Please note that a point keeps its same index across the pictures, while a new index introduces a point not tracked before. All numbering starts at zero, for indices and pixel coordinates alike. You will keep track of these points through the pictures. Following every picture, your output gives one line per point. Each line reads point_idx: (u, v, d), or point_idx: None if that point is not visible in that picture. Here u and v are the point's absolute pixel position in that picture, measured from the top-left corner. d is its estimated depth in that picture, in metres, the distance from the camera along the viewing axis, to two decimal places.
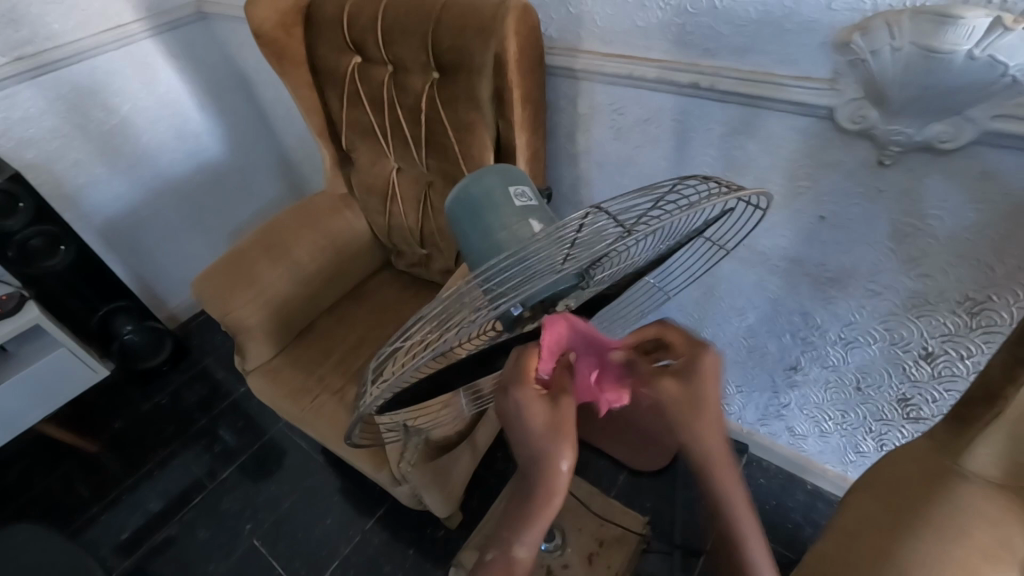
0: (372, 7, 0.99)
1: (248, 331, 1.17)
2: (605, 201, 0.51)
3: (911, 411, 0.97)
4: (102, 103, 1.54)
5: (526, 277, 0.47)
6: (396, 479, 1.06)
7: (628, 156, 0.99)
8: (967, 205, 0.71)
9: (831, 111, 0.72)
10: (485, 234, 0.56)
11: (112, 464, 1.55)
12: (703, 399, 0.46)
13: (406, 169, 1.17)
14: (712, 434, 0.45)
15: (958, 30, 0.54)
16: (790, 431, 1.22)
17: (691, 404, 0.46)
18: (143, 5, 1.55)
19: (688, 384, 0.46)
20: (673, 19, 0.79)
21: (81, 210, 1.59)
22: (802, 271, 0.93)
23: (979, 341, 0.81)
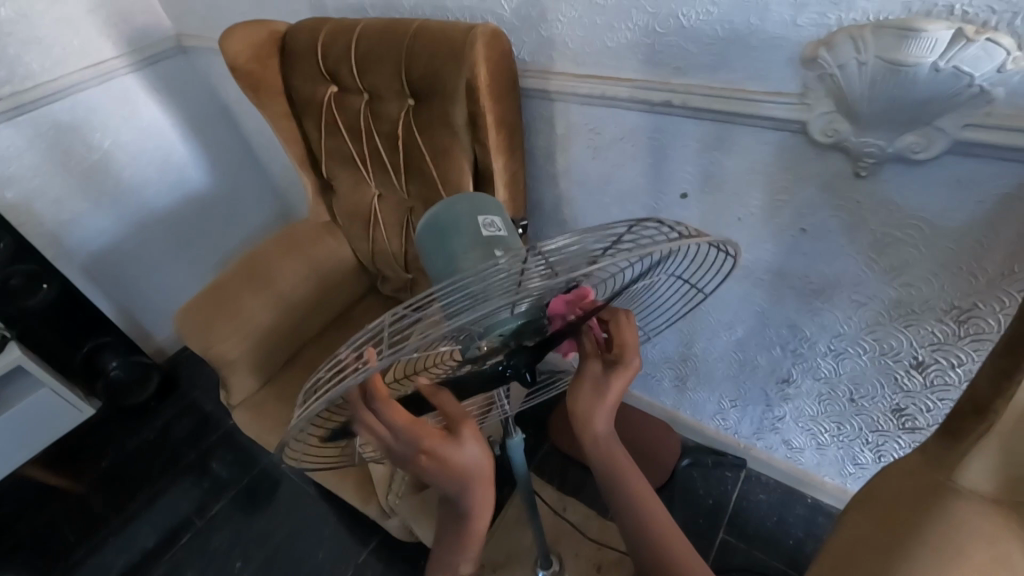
0: (344, 37, 0.99)
1: (231, 365, 1.16)
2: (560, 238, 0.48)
3: (907, 421, 0.96)
4: (83, 139, 1.54)
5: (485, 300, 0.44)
6: (385, 511, 1.04)
7: (607, 174, 0.99)
8: (945, 213, 0.70)
9: (804, 124, 0.72)
10: (450, 264, 0.55)
11: (99, 505, 1.52)
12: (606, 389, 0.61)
13: (386, 195, 1.16)
14: (600, 412, 0.63)
15: (921, 42, 0.55)
16: (787, 444, 1.20)
17: (603, 387, 0.61)
18: (123, 41, 1.56)
19: (608, 372, 0.61)
20: (641, 39, 0.79)
21: (65, 247, 1.58)
22: (785, 283, 0.92)
23: (969, 349, 0.80)
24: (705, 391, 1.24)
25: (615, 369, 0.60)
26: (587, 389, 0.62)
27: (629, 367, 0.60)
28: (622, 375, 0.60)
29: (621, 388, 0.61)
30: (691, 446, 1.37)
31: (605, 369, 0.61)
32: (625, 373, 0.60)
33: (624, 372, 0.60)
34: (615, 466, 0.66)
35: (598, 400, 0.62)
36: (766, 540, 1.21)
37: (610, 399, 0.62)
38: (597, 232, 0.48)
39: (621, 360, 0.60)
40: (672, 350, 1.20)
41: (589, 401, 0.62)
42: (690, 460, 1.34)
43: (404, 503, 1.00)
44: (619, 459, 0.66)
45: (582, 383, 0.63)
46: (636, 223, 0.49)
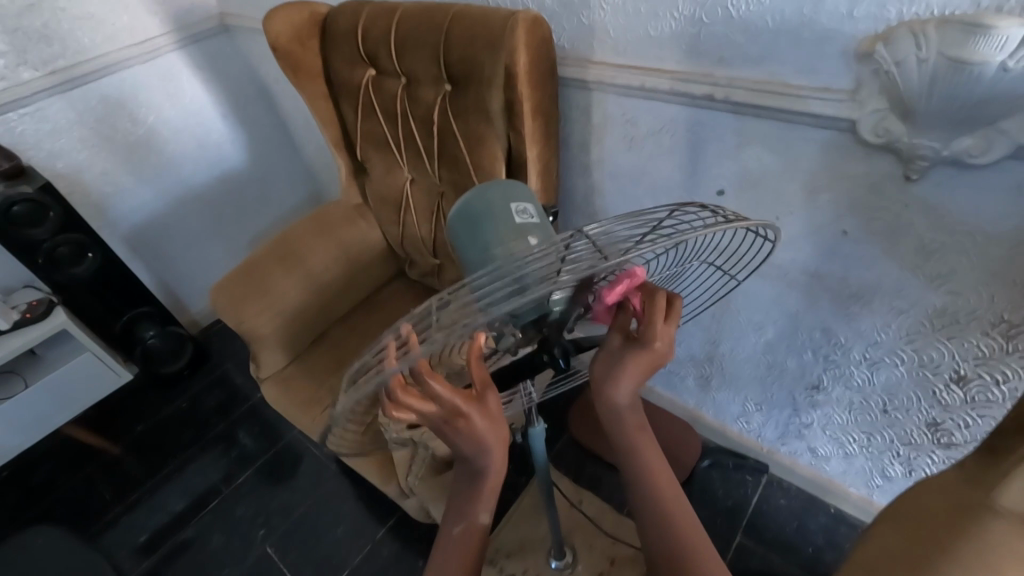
0: (384, 20, 0.99)
1: (262, 340, 1.19)
2: (597, 225, 0.47)
3: (942, 436, 0.92)
4: (129, 114, 1.59)
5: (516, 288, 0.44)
6: (404, 491, 1.06)
7: (642, 167, 0.98)
8: (1001, 221, 0.67)
9: (854, 123, 0.69)
10: (482, 253, 0.54)
11: (133, 467, 1.59)
12: (623, 360, 0.57)
13: (418, 180, 1.16)
14: (620, 383, 0.58)
15: (990, 40, 0.51)
16: (812, 452, 1.17)
17: (621, 358, 0.57)
18: (170, 19, 1.60)
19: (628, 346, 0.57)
20: (685, 29, 0.77)
21: (109, 217, 1.65)
22: (821, 287, 0.89)
23: (1016, 366, 0.77)
24: (730, 393, 1.22)
25: (635, 348, 0.56)
26: (605, 362, 0.59)
27: (653, 350, 0.55)
28: (642, 355, 0.56)
29: (641, 368, 0.57)
30: (712, 447, 1.35)
31: (625, 346, 0.57)
32: (647, 355, 0.56)
33: (646, 354, 0.56)
34: (631, 439, 0.63)
35: (612, 377, 0.58)
36: (784, 546, 1.20)
37: (630, 370, 0.57)
38: (633, 218, 0.48)
39: (643, 337, 0.55)
40: (698, 349, 1.19)
41: (608, 368, 0.59)
42: (711, 461, 1.32)
43: (422, 486, 1.02)
44: (636, 433, 0.63)
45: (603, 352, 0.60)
46: (676, 207, 0.48)
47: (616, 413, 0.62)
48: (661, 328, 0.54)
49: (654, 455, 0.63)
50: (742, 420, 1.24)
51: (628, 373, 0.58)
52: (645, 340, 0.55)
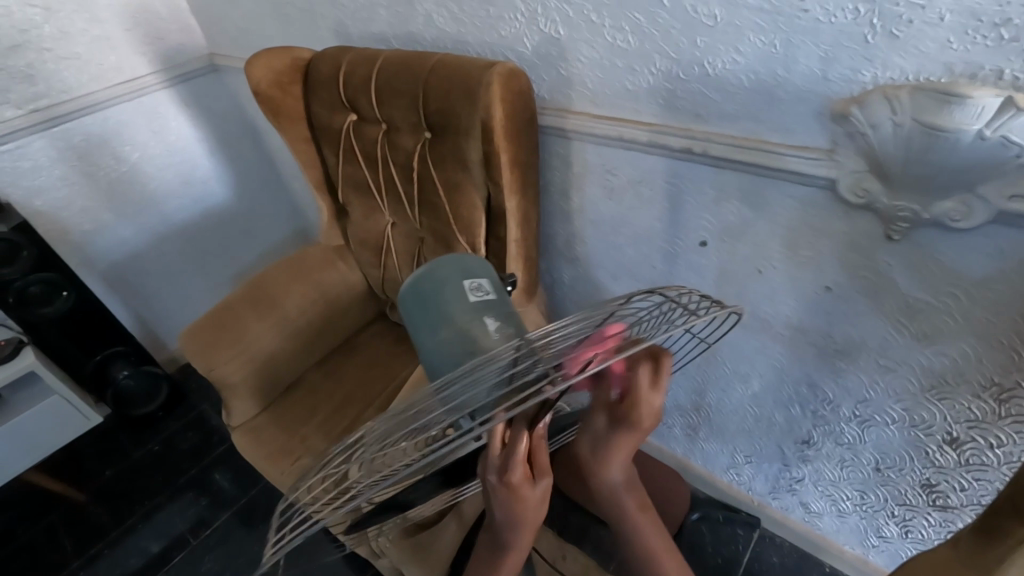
0: (363, 68, 0.99)
1: (232, 387, 1.15)
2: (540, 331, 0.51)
3: (937, 498, 0.89)
4: (112, 151, 1.58)
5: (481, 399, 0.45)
6: (376, 552, 1.00)
7: (623, 216, 0.96)
8: (986, 283, 0.65)
9: (832, 181, 0.67)
10: (434, 331, 0.56)
11: (99, 515, 1.51)
12: (614, 442, 0.58)
13: (399, 225, 1.15)
14: (609, 462, 0.61)
15: (966, 110, 0.51)
16: (804, 507, 1.13)
17: (609, 438, 0.58)
18: (158, 59, 1.60)
19: (613, 425, 0.57)
20: (662, 84, 0.76)
21: (87, 254, 1.61)
22: (807, 341, 0.87)
23: (1010, 431, 0.74)
24: (719, 444, 1.18)
25: (623, 428, 0.56)
26: (593, 439, 0.60)
27: (639, 428, 0.56)
28: (632, 433, 0.57)
29: (629, 444, 0.58)
30: (701, 499, 1.30)
31: (613, 425, 0.57)
32: (635, 433, 0.56)
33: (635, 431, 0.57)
34: (628, 511, 0.66)
35: (602, 455, 0.60)
36: None
37: (620, 449, 0.59)
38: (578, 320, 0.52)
39: (628, 419, 0.55)
40: (685, 398, 1.15)
41: (598, 450, 0.60)
42: (700, 513, 1.27)
43: (393, 546, 0.96)
44: (630, 507, 0.66)
45: (591, 432, 0.60)
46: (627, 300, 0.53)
47: (611, 491, 0.64)
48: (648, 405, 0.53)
49: (648, 521, 0.68)
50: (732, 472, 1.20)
51: (617, 454, 0.59)
52: (630, 420, 0.55)
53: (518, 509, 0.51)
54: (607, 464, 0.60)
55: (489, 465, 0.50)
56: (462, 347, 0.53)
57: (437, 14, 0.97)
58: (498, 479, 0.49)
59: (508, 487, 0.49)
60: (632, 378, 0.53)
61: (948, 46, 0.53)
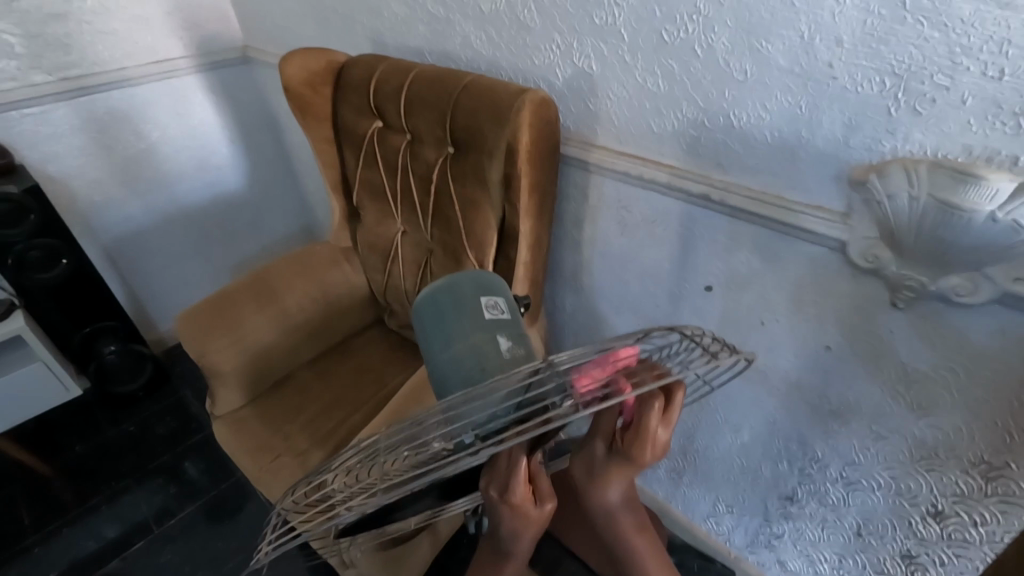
0: (397, 78, 1.01)
1: (222, 375, 1.14)
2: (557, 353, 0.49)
3: (916, 570, 0.88)
4: (134, 128, 1.59)
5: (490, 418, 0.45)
6: (344, 562, 0.97)
7: (633, 252, 0.97)
8: (985, 360, 0.66)
9: (843, 244, 0.69)
10: (446, 344, 0.56)
11: (63, 490, 1.48)
12: (607, 473, 0.58)
13: (410, 234, 1.15)
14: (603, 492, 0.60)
15: (981, 190, 0.53)
16: (781, 565, 1.11)
17: (602, 471, 0.58)
18: (192, 45, 1.63)
19: (611, 455, 0.57)
20: (687, 130, 0.78)
21: (93, 226, 1.61)
22: (802, 398, 0.87)
23: (995, 510, 0.74)
24: (701, 490, 1.18)
25: (623, 462, 0.56)
26: (590, 467, 0.60)
27: (635, 462, 0.55)
28: (629, 467, 0.57)
29: (625, 475, 0.58)
30: (678, 545, 1.28)
31: (611, 454, 0.57)
32: (632, 468, 0.56)
33: (632, 464, 0.56)
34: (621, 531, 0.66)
35: (595, 483, 0.59)
36: None
37: (616, 480, 0.58)
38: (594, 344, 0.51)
39: (628, 452, 0.55)
40: (673, 441, 1.15)
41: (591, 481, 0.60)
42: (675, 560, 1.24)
43: (364, 557, 0.92)
44: (625, 528, 0.66)
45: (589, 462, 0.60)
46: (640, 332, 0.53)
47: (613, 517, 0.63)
48: (646, 444, 0.54)
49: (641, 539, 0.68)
50: (712, 521, 1.19)
51: (610, 485, 0.59)
52: (632, 455, 0.55)
53: (517, 528, 0.50)
54: (600, 494, 0.60)
55: (493, 480, 0.49)
56: (474, 363, 0.53)
57: (475, 36, 1.00)
58: (500, 496, 0.48)
59: (510, 508, 0.48)
60: (638, 414, 0.53)
61: (968, 128, 0.55)
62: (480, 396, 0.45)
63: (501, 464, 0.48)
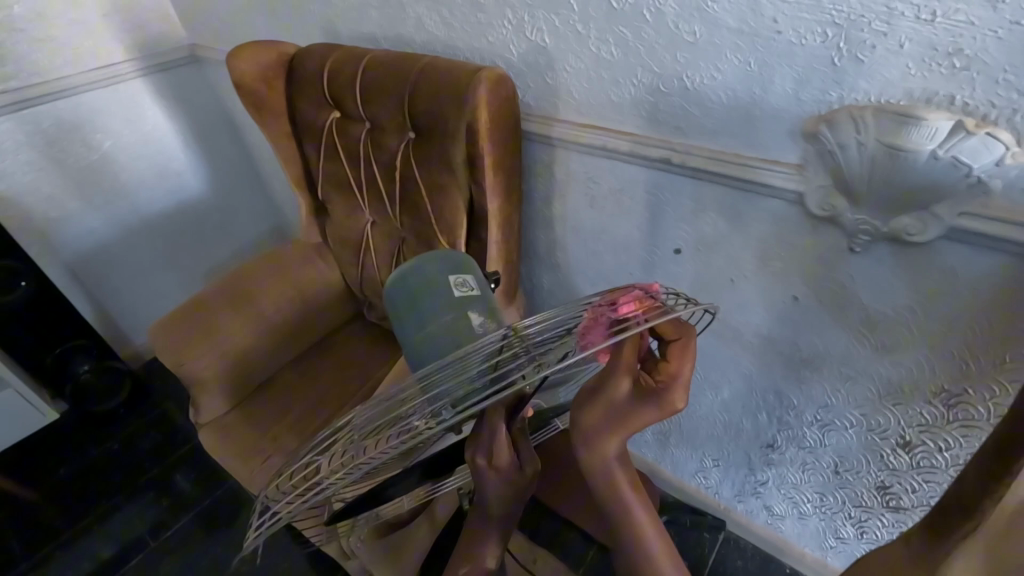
0: (351, 66, 0.99)
1: (203, 383, 1.12)
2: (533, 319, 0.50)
3: (891, 500, 0.93)
4: (83, 139, 1.53)
5: (466, 385, 0.45)
6: (345, 553, 0.98)
7: (603, 223, 0.98)
8: (936, 295, 0.69)
9: (801, 196, 0.71)
10: (419, 325, 0.56)
11: (50, 516, 1.45)
12: (634, 413, 0.49)
13: (380, 224, 1.14)
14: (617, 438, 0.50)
15: (922, 131, 0.55)
16: (767, 511, 1.16)
17: (626, 411, 0.50)
18: (134, 47, 1.57)
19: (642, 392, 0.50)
20: (644, 96, 0.79)
21: (51, 243, 1.55)
22: (774, 349, 0.90)
23: (957, 435, 0.78)
24: (687, 448, 1.21)
25: (658, 402, 0.49)
26: (609, 409, 0.50)
27: (669, 401, 0.50)
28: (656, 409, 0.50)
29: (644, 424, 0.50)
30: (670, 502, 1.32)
31: (636, 395, 0.50)
32: (665, 414, 0.49)
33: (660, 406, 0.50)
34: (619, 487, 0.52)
35: (614, 425, 0.50)
36: None
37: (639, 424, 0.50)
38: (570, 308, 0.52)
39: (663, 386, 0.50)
40: None
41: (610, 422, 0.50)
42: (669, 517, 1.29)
43: (364, 546, 0.93)
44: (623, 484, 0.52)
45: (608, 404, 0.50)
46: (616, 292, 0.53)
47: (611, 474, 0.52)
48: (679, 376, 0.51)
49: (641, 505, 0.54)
50: (700, 476, 1.23)
51: (629, 431, 0.50)
52: (670, 395, 0.49)
53: (503, 494, 0.50)
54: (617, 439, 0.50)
55: (477, 447, 0.50)
56: (448, 340, 0.54)
57: (426, 17, 0.98)
58: (488, 462, 0.49)
59: (495, 473, 0.48)
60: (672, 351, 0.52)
61: (908, 72, 0.57)
62: (457, 361, 0.46)
63: (486, 432, 0.49)
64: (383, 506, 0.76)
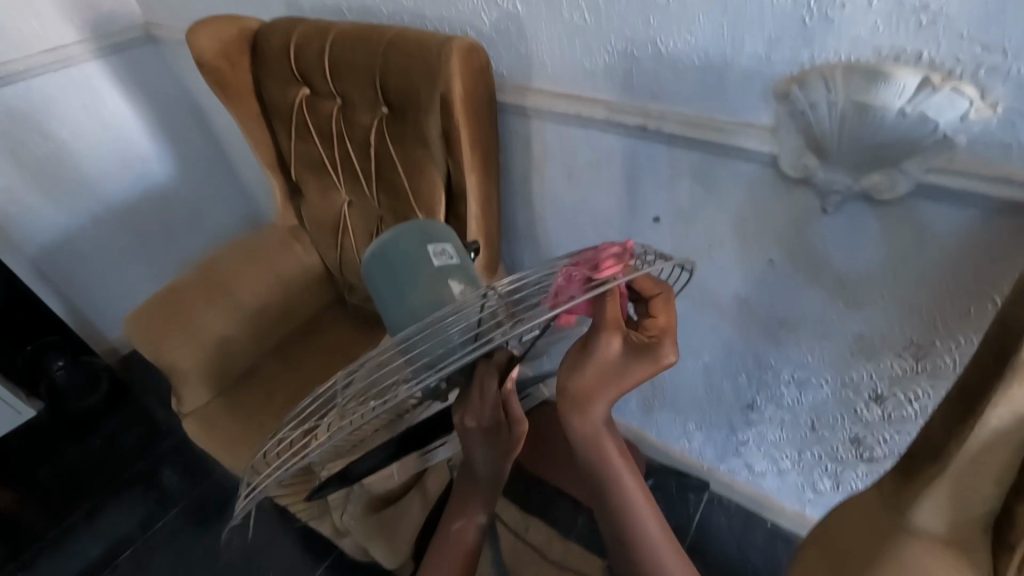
0: (317, 40, 0.96)
1: (184, 372, 1.11)
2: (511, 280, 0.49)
3: (865, 452, 0.97)
4: (38, 127, 1.47)
5: (442, 354, 0.45)
6: (339, 531, 0.99)
7: (581, 194, 0.98)
8: (904, 252, 0.71)
9: (775, 158, 0.72)
10: (400, 298, 0.56)
11: (34, 515, 1.43)
12: (624, 371, 0.50)
13: (356, 204, 1.12)
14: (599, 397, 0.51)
15: (890, 88, 0.56)
16: (749, 469, 1.21)
17: (614, 368, 0.51)
18: (86, 28, 1.49)
19: (626, 350, 0.51)
20: (618, 63, 0.79)
21: (12, 238, 1.50)
22: (751, 313, 0.93)
23: (925, 386, 0.82)
24: (671, 414, 1.24)
25: (648, 357, 0.50)
26: (604, 368, 0.51)
27: (658, 356, 0.50)
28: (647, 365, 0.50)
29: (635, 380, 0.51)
30: (656, 467, 1.36)
31: (629, 350, 0.51)
32: (654, 367, 0.50)
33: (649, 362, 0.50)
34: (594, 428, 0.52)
35: (606, 379, 0.51)
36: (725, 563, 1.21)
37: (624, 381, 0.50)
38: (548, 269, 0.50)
39: (652, 341, 0.51)
40: None
41: (600, 382, 0.51)
42: (655, 481, 1.33)
43: (358, 524, 0.94)
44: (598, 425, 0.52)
45: (595, 362, 0.51)
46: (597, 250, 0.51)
47: (590, 440, 0.52)
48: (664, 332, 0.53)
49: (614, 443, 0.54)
50: (684, 440, 1.26)
51: (616, 388, 0.51)
52: (659, 350, 0.51)
53: (497, 450, 0.51)
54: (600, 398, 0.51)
55: (467, 411, 0.49)
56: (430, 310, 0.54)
57: None
58: (476, 426, 0.49)
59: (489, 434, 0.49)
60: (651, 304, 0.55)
61: (876, 29, 0.58)
62: (433, 332, 0.46)
63: (472, 395, 0.48)
64: (375, 480, 0.76)
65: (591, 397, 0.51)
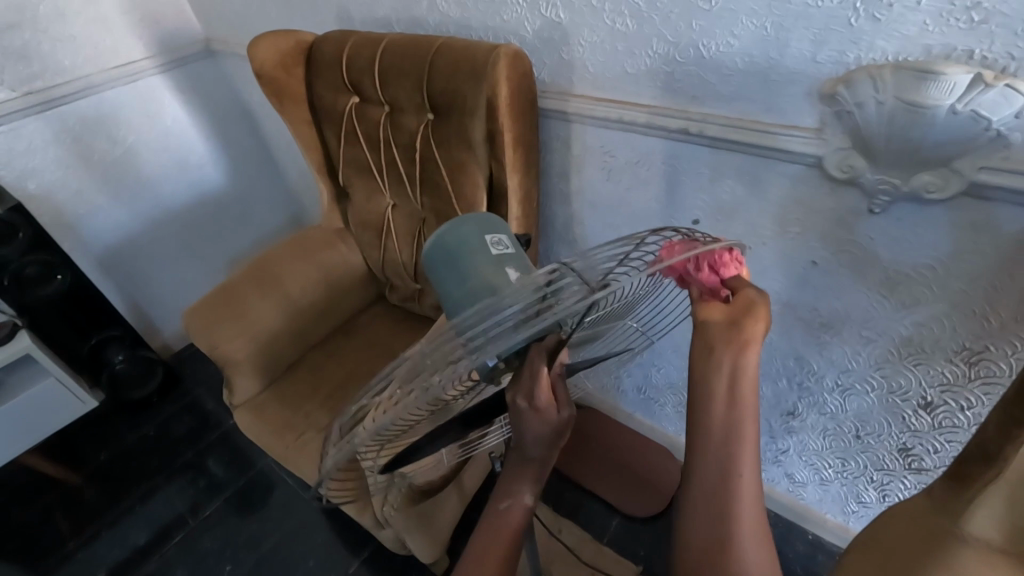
0: (369, 49, 1.01)
1: (236, 364, 1.17)
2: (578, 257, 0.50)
3: (913, 462, 0.94)
4: (107, 135, 1.58)
5: (504, 325, 0.46)
6: (380, 522, 1.02)
7: (620, 197, 1.00)
8: (956, 253, 0.70)
9: (819, 159, 0.72)
10: (458, 283, 0.59)
11: (93, 498, 1.52)
12: (731, 347, 0.42)
13: (401, 206, 1.17)
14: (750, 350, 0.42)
15: (940, 85, 0.55)
16: (789, 478, 1.18)
17: (726, 327, 0.43)
18: (154, 43, 1.60)
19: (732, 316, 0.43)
20: (660, 67, 0.80)
21: (80, 238, 1.61)
22: (794, 316, 0.92)
23: (979, 393, 0.79)
24: None
25: (738, 336, 0.42)
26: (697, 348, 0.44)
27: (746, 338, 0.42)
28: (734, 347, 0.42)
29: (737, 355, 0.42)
30: None
31: (717, 328, 0.43)
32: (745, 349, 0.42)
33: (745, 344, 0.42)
34: (737, 421, 0.41)
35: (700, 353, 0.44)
36: None
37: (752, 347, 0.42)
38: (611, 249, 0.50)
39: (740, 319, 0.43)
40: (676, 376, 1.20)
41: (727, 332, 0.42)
42: None
43: (398, 515, 0.97)
44: (743, 421, 0.41)
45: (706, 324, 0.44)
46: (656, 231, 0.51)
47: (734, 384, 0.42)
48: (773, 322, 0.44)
49: (754, 473, 0.41)
50: None
51: (750, 349, 0.42)
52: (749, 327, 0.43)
53: (544, 435, 0.53)
54: (750, 352, 0.41)
55: (519, 391, 0.51)
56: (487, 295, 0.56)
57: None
58: (528, 403, 0.50)
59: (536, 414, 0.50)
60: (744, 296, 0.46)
61: (926, 28, 0.58)
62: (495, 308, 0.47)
63: (525, 374, 0.50)
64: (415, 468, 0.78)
65: (730, 343, 0.42)
